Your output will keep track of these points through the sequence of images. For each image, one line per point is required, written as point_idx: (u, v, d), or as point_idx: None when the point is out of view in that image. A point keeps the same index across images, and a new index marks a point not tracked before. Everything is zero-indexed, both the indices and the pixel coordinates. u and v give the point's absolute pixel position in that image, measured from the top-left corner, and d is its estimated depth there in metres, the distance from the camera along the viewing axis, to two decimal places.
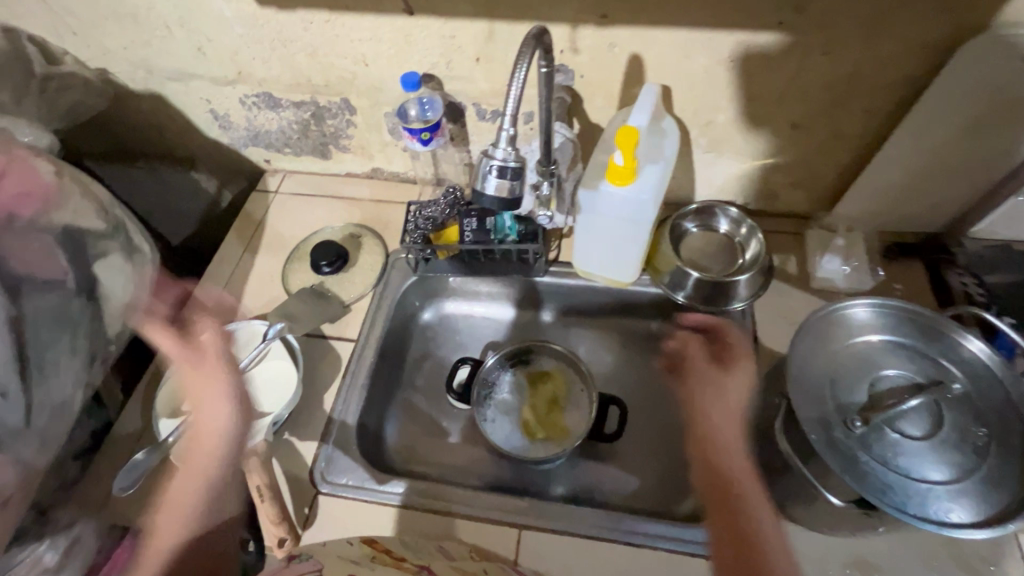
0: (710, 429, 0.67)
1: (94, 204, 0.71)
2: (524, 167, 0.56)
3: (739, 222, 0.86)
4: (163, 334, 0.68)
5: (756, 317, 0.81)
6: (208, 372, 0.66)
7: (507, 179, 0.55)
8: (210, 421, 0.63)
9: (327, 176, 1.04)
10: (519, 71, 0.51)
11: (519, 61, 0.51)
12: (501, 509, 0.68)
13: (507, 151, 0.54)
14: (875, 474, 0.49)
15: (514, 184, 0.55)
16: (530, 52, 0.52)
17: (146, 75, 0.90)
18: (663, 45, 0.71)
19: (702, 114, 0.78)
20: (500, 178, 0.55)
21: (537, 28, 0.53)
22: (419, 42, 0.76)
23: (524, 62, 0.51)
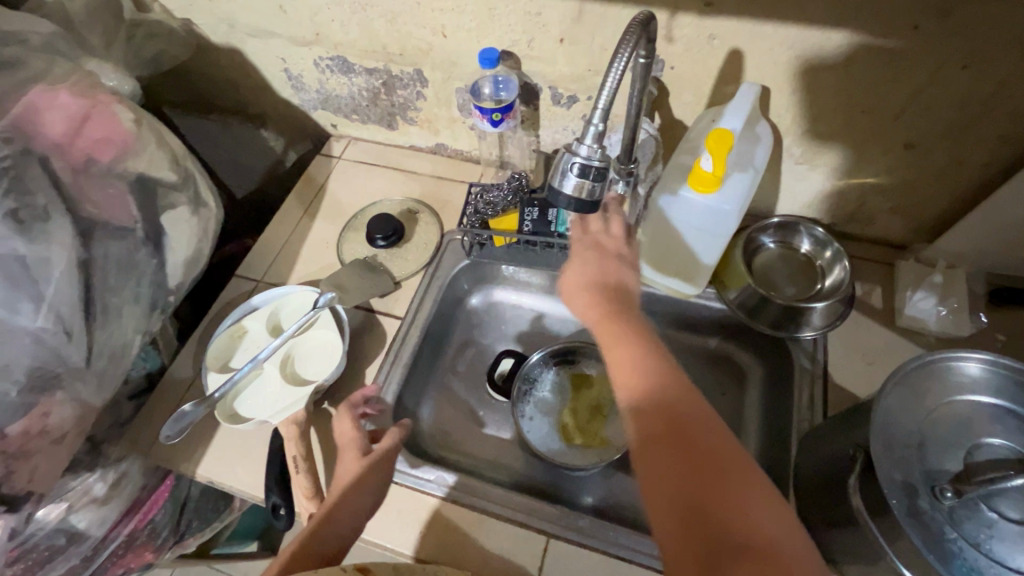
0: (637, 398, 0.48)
1: (167, 156, 0.72)
2: (608, 168, 0.51)
3: (824, 244, 0.78)
4: (349, 419, 0.68)
5: (829, 349, 0.74)
6: (368, 463, 0.64)
7: (588, 180, 0.51)
8: (348, 506, 0.61)
9: (391, 147, 1.02)
10: (619, 61, 0.46)
11: (620, 50, 0.46)
12: (531, 513, 0.66)
13: (592, 148, 0.49)
14: (960, 552, 0.44)
15: (595, 185, 0.51)
16: (633, 40, 0.47)
17: (227, 29, 0.90)
18: (770, 41, 0.64)
19: (801, 122, 0.70)
20: (581, 178, 0.51)
21: (643, 15, 0.48)
22: (502, 16, 0.72)
23: (626, 50, 0.46)
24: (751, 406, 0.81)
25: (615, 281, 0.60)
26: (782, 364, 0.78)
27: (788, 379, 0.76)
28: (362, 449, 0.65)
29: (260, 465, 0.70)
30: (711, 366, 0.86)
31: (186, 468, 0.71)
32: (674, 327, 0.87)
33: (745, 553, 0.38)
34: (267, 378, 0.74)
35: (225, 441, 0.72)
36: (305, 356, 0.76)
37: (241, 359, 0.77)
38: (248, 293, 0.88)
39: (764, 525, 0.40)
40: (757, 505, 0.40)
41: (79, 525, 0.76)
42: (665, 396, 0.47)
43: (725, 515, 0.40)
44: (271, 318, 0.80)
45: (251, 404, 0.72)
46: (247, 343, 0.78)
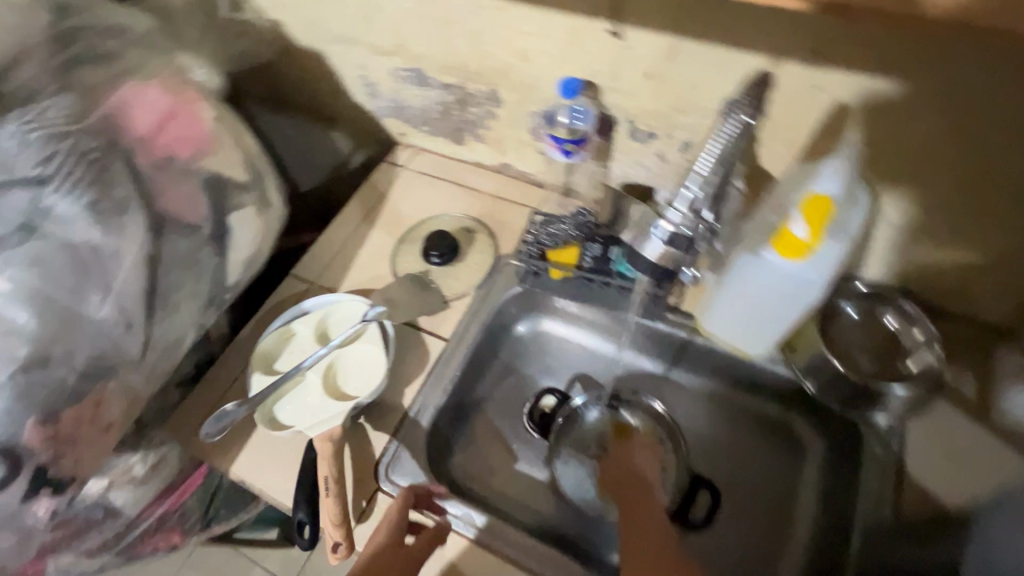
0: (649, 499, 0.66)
1: (241, 156, 0.73)
2: (696, 236, 0.51)
3: (914, 322, 0.71)
4: (399, 504, 0.63)
5: (908, 438, 0.67)
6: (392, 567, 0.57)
7: (675, 248, 0.51)
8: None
9: (455, 161, 1.01)
10: (727, 126, 0.46)
11: (729, 116, 0.45)
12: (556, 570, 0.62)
13: (684, 218, 0.49)
14: None
15: (681, 255, 0.51)
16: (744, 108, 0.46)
17: (312, 33, 0.92)
18: (885, 98, 0.58)
19: (904, 186, 0.64)
20: (667, 243, 0.51)
21: (758, 81, 0.46)
22: (588, 45, 0.69)
23: (737, 118, 0.46)
24: (810, 485, 0.74)
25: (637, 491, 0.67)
26: (849, 444, 0.72)
27: (855, 463, 0.70)
28: (397, 542, 0.60)
29: (291, 473, 0.69)
30: (770, 435, 0.78)
31: (220, 465, 0.71)
32: (731, 386, 0.81)
33: None
34: (309, 386, 0.74)
35: (260, 444, 0.72)
36: (348, 368, 0.76)
37: (285, 362, 0.77)
38: (300, 294, 0.88)
39: None
40: None
41: (117, 502, 0.78)
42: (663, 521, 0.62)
43: None
44: (319, 325, 0.80)
45: (291, 410, 0.72)
46: (293, 347, 0.78)
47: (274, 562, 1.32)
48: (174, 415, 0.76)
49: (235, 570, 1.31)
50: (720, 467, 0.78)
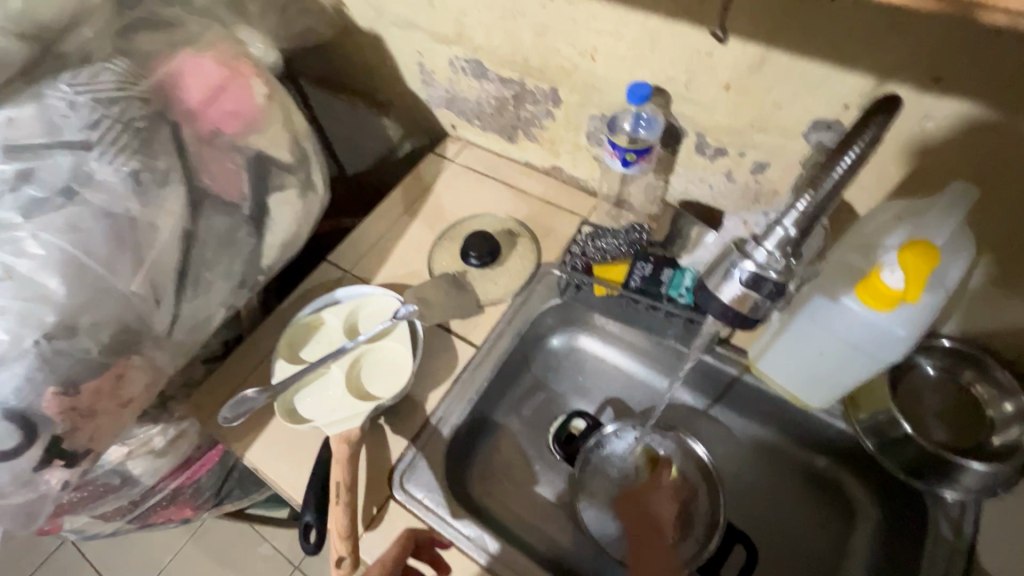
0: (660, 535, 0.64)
1: (289, 135, 0.72)
2: (785, 281, 0.43)
3: (1003, 391, 0.63)
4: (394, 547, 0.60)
5: (983, 522, 0.59)
6: None
7: (758, 293, 0.43)
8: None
9: (505, 159, 0.97)
10: (843, 159, 0.38)
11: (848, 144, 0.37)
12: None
13: (773, 259, 0.42)
14: None
15: (764, 302, 0.43)
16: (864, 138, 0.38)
17: (373, 16, 0.89)
18: (1009, 136, 0.50)
19: (1014, 239, 0.56)
20: (748, 287, 0.44)
21: (884, 101, 0.38)
22: (663, 50, 0.64)
23: (856, 146, 0.37)
24: (858, 554, 0.67)
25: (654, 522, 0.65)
26: (912, 519, 0.64)
27: (917, 541, 0.62)
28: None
29: (304, 467, 0.67)
30: (815, 491, 0.72)
31: (236, 450, 0.70)
32: (777, 431, 0.74)
33: None
34: (331, 381, 0.71)
35: (277, 433, 0.70)
36: (373, 366, 0.73)
37: (311, 351, 0.75)
38: (334, 281, 0.86)
39: None
40: None
41: (134, 471, 0.78)
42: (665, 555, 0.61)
43: None
44: (349, 316, 0.77)
45: (311, 403, 0.69)
46: (320, 336, 0.76)
47: (282, 541, 1.32)
48: (197, 392, 0.75)
49: (245, 543, 1.33)
50: (757, 519, 0.71)
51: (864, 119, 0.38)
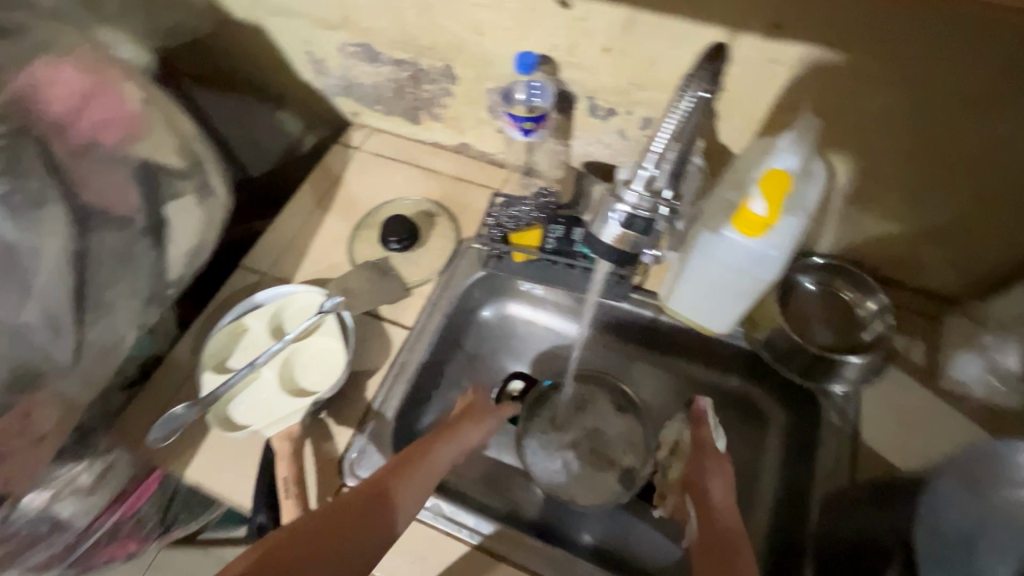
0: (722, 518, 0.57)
1: (175, 140, 0.69)
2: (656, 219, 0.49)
3: (867, 294, 0.73)
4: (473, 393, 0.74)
5: (862, 406, 0.69)
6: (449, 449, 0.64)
7: (633, 231, 0.48)
8: (415, 484, 0.57)
9: (412, 141, 0.97)
10: (685, 100, 0.43)
11: (690, 85, 0.42)
12: (521, 551, 0.63)
13: (641, 198, 0.47)
14: None
15: (640, 237, 0.48)
16: (699, 80, 0.43)
17: (251, 6, 0.86)
18: (840, 71, 0.58)
19: (859, 162, 0.65)
20: (625, 227, 0.49)
21: (715, 46, 0.44)
22: (543, 19, 0.67)
23: (697, 87, 0.43)
24: (772, 456, 0.76)
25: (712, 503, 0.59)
26: (809, 415, 0.73)
27: (814, 433, 0.71)
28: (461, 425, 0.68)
29: (249, 473, 0.67)
30: (732, 410, 0.80)
31: (173, 469, 0.68)
32: (692, 360, 0.82)
33: None
34: (265, 383, 0.70)
35: (215, 445, 0.69)
36: (307, 363, 0.73)
37: (239, 359, 0.73)
38: (252, 286, 0.84)
39: None
40: None
41: (62, 515, 0.73)
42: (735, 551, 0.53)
43: None
44: (273, 318, 0.76)
45: (246, 409, 0.69)
46: (245, 343, 0.74)
47: None
48: None
49: None
50: None
51: (701, 62, 0.43)
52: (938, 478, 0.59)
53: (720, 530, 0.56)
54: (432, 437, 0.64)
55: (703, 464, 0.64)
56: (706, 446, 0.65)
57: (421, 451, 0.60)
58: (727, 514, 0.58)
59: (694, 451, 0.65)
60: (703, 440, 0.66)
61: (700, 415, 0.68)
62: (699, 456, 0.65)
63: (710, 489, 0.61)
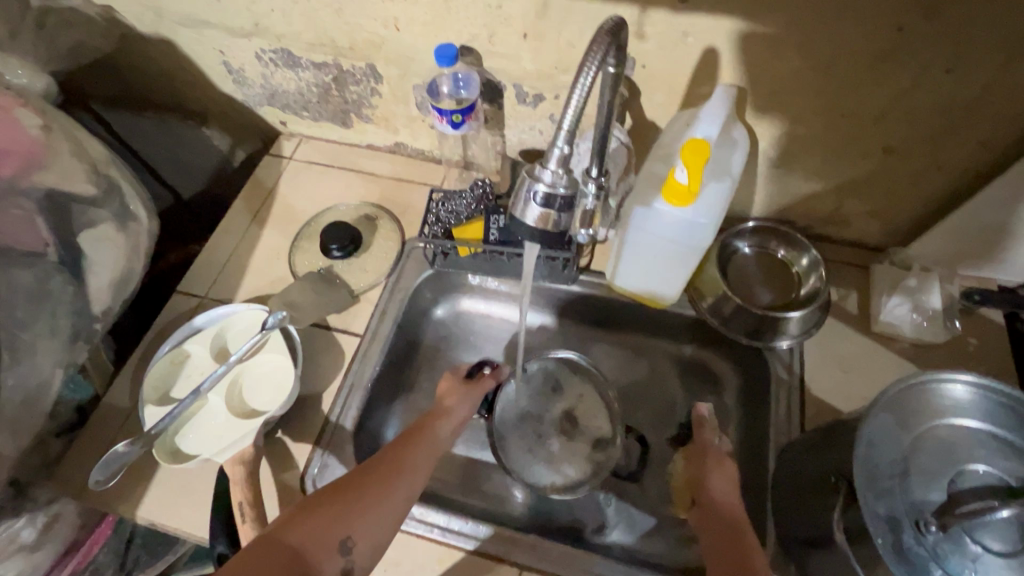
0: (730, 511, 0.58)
1: (85, 166, 0.65)
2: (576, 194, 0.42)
3: (800, 250, 0.76)
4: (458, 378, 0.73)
5: (804, 357, 0.72)
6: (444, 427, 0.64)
7: (555, 210, 0.41)
8: (376, 514, 0.52)
9: (347, 146, 0.95)
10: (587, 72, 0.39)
11: (590, 56, 0.38)
12: (529, 552, 0.62)
13: (558, 173, 0.40)
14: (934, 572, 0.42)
15: (563, 216, 0.42)
16: (602, 51, 0.40)
17: (155, 19, 0.81)
18: (749, 39, 0.59)
19: (779, 125, 0.67)
20: (544, 206, 0.41)
21: (613, 20, 0.41)
22: (459, 9, 0.66)
23: (594, 59, 0.39)
24: (729, 417, 0.78)
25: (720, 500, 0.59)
26: (758, 373, 0.75)
27: (763, 389, 0.74)
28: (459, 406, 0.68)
29: (205, 504, 0.64)
30: (688, 377, 0.82)
31: (124, 511, 0.65)
32: (646, 333, 0.83)
33: None
34: (212, 409, 0.68)
35: (165, 480, 0.66)
36: (255, 383, 0.71)
37: (183, 387, 0.70)
38: (191, 311, 0.81)
39: None
40: None
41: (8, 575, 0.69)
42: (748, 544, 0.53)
43: None
44: (216, 341, 0.73)
45: (195, 438, 0.66)
46: (189, 370, 0.71)
47: None
48: (59, 468, 0.67)
49: None
50: (648, 412, 0.81)
51: (601, 33, 0.40)
52: (874, 417, 0.48)
53: (730, 532, 0.55)
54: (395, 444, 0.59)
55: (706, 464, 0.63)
56: (709, 447, 0.64)
57: (392, 469, 0.55)
58: (730, 514, 0.57)
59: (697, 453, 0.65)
60: (706, 443, 0.65)
61: (702, 423, 0.67)
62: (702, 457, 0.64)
63: (712, 488, 0.60)
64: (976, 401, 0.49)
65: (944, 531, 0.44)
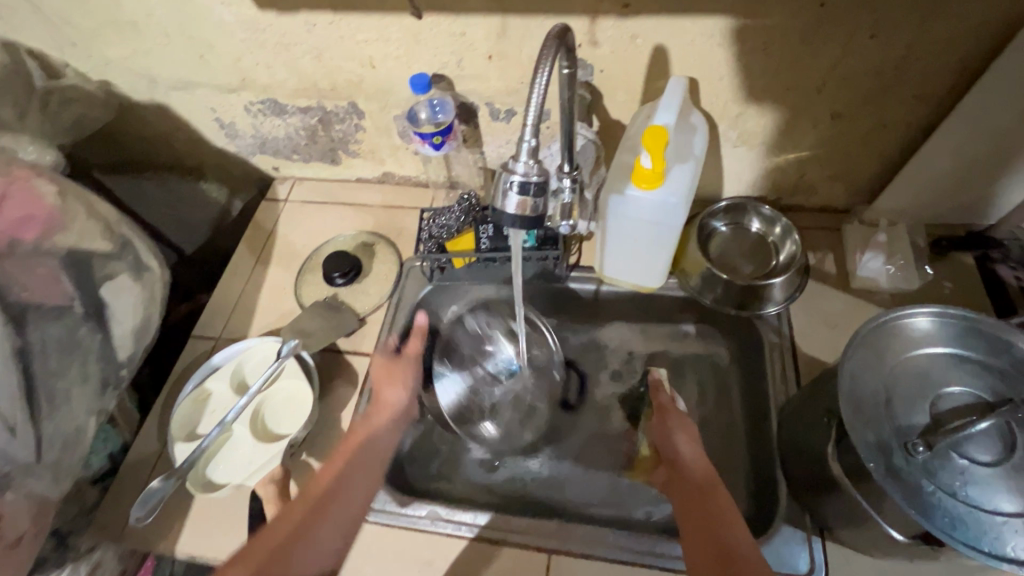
0: (692, 463, 0.62)
1: (98, 224, 0.70)
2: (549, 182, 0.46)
3: (772, 221, 0.81)
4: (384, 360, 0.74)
5: (792, 321, 0.76)
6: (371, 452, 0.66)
7: (530, 196, 0.46)
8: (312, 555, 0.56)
9: (338, 182, 1.00)
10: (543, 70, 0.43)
11: (541, 59, 0.43)
12: (531, 532, 0.65)
13: (529, 164, 0.44)
14: (927, 489, 0.45)
15: (539, 201, 0.46)
16: (552, 53, 0.45)
17: (149, 86, 0.88)
18: (692, 34, 0.65)
19: (733, 107, 0.72)
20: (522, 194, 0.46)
21: (559, 26, 0.46)
22: (427, 41, 0.72)
23: (546, 61, 0.43)
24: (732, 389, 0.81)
25: (681, 457, 0.63)
26: (751, 343, 0.78)
27: (761, 357, 0.76)
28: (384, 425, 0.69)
29: (240, 530, 0.67)
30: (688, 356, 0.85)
31: (163, 548, 0.67)
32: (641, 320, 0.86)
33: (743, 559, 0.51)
34: (239, 439, 0.71)
35: (200, 513, 0.68)
36: (276, 410, 0.74)
37: (209, 423, 0.74)
38: (208, 352, 0.85)
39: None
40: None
41: None
42: (713, 494, 0.58)
43: None
44: (235, 375, 0.77)
45: (225, 469, 0.70)
46: (213, 406, 0.75)
47: None
48: (97, 513, 0.71)
49: None
50: None
51: (549, 39, 0.44)
52: (852, 354, 0.52)
53: (695, 484, 0.60)
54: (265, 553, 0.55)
55: (668, 425, 0.67)
56: (667, 410, 0.68)
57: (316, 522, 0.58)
58: (696, 470, 0.61)
59: (658, 415, 0.68)
60: (663, 405, 0.69)
61: (659, 386, 0.72)
62: (664, 419, 0.67)
63: (677, 446, 0.64)
64: (936, 329, 0.53)
65: (932, 449, 0.47)
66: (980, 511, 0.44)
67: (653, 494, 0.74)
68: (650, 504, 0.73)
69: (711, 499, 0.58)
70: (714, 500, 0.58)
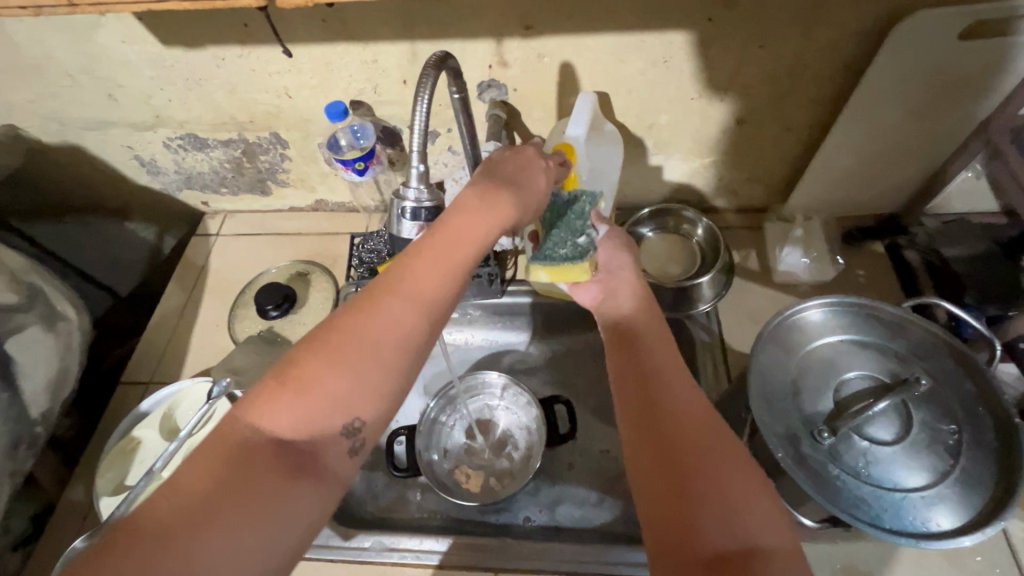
0: (628, 287, 0.60)
1: (4, 277, 0.68)
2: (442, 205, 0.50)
3: (695, 222, 0.84)
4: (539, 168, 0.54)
5: (720, 318, 0.78)
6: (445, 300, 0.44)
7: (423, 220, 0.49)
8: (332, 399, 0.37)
9: (270, 213, 0.99)
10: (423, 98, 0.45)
11: (420, 87, 0.44)
12: (478, 552, 0.64)
13: (418, 191, 0.48)
14: (834, 474, 0.48)
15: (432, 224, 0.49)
16: (433, 79, 0.47)
17: (59, 127, 0.85)
18: (596, 51, 0.67)
19: (645, 117, 0.75)
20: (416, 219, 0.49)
21: (440, 53, 0.47)
22: (342, 69, 0.72)
23: (425, 90, 0.45)
24: None
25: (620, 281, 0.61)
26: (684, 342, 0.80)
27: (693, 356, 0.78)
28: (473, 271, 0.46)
29: None
30: None
31: None
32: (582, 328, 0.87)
33: (661, 372, 0.49)
34: None
35: None
36: None
37: (138, 473, 0.71)
38: (137, 399, 0.82)
39: (672, 394, 0.46)
40: (674, 392, 0.47)
41: None
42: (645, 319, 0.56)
43: (664, 400, 0.46)
44: (164, 421, 0.74)
45: None
46: (141, 455, 0.72)
47: None
48: None
49: None
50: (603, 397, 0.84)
51: (429, 68, 0.46)
52: (760, 351, 0.54)
53: (623, 316, 0.57)
54: (311, 348, 0.39)
55: (614, 249, 0.64)
56: (617, 236, 0.65)
57: (346, 362, 0.38)
58: (630, 290, 0.60)
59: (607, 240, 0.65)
60: (613, 234, 0.65)
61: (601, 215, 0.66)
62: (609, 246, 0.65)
63: (619, 273, 0.62)
64: (835, 318, 0.56)
65: (836, 434, 0.49)
66: (883, 487, 0.47)
67: (601, 501, 0.74)
68: (598, 511, 0.73)
69: (641, 319, 0.56)
70: (638, 327, 0.55)
